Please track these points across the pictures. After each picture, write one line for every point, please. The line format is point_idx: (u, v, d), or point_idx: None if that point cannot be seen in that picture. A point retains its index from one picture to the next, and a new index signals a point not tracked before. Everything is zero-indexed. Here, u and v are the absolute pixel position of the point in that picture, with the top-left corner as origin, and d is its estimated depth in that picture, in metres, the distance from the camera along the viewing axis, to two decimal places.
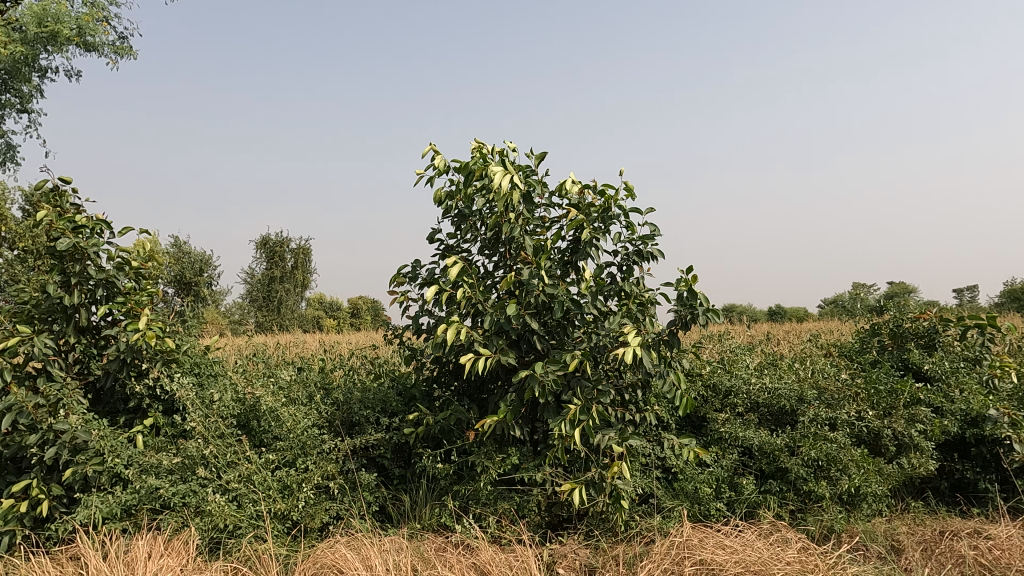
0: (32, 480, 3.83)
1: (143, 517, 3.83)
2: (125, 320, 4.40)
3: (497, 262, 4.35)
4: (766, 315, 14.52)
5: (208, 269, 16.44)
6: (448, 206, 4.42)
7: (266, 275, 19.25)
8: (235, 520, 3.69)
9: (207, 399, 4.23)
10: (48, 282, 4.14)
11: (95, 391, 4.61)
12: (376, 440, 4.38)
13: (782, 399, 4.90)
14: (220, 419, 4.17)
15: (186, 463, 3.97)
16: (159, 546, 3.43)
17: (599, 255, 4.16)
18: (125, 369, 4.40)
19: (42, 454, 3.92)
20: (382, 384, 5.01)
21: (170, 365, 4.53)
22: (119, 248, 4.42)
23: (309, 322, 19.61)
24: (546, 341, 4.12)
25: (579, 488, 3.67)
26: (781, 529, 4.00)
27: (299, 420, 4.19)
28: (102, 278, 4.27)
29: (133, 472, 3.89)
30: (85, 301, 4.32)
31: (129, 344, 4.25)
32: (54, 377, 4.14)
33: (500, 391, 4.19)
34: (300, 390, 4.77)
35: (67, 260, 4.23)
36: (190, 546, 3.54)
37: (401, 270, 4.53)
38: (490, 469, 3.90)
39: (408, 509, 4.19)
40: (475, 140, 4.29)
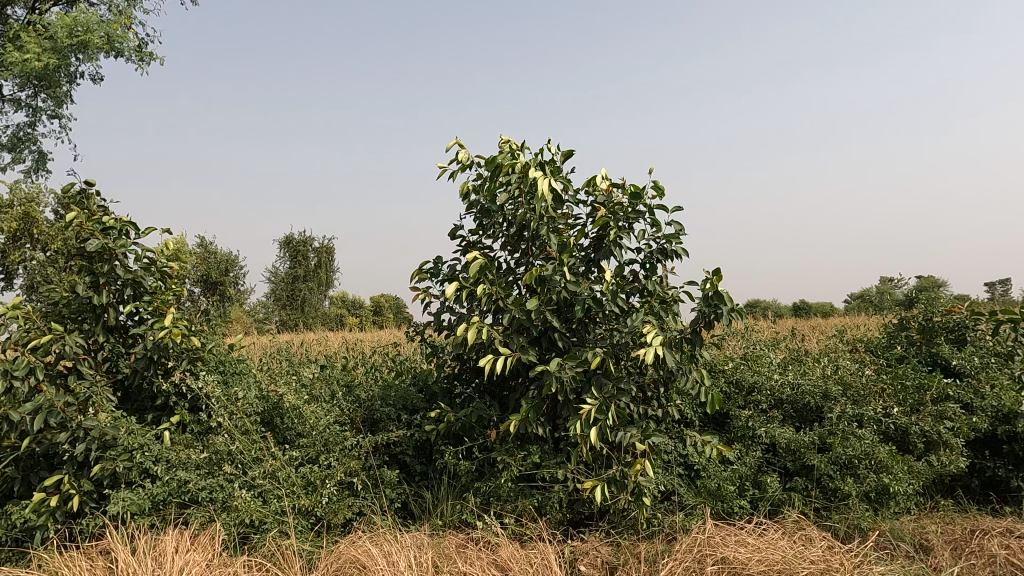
0: (64, 476, 3.92)
1: (171, 511, 3.90)
2: (152, 319, 4.50)
3: (519, 259, 4.35)
4: (790, 310, 14.35)
5: (234, 269, 16.67)
6: (473, 201, 4.42)
7: (290, 274, 19.48)
8: (261, 516, 3.74)
9: (232, 396, 4.29)
10: (78, 282, 4.23)
11: (124, 389, 4.70)
12: (398, 437, 4.41)
13: (806, 395, 4.84)
14: (245, 417, 4.23)
15: (213, 459, 4.03)
16: (186, 541, 3.49)
17: (623, 253, 4.14)
18: (152, 367, 4.49)
19: (72, 450, 4.00)
20: (403, 381, 5.05)
21: (196, 364, 4.61)
22: (146, 248, 4.50)
23: (333, 320, 19.82)
24: (567, 339, 4.12)
25: (601, 486, 3.65)
26: (806, 527, 3.94)
27: (322, 417, 4.23)
28: (130, 278, 4.35)
29: (161, 467, 3.96)
30: (113, 300, 4.41)
31: (156, 342, 4.33)
32: (84, 375, 4.23)
33: (521, 388, 4.19)
34: (323, 387, 4.81)
35: (96, 260, 4.31)
36: (216, 541, 3.60)
37: (423, 266, 4.55)
38: (511, 466, 3.90)
39: (430, 506, 4.20)
40: (502, 135, 4.28)
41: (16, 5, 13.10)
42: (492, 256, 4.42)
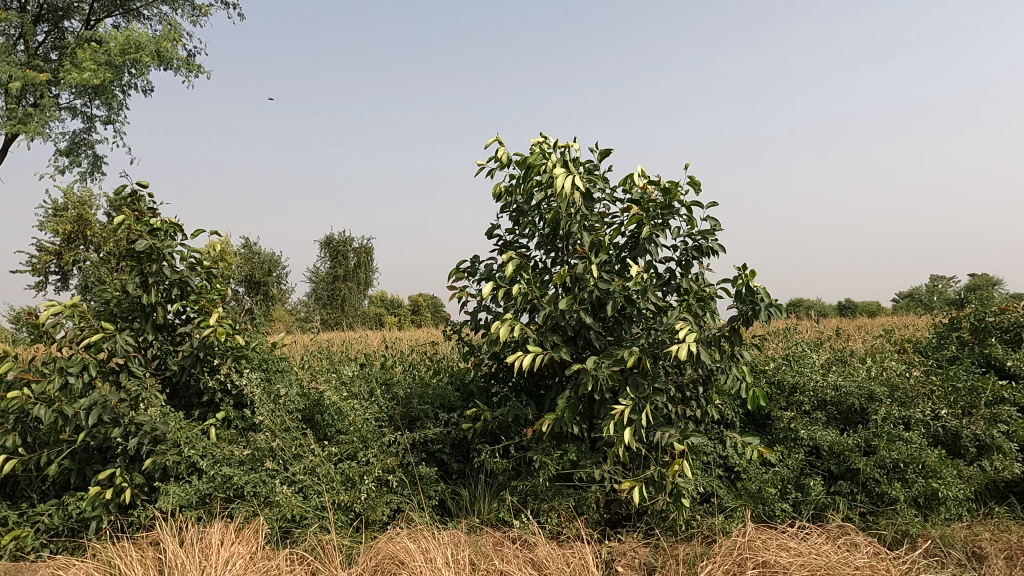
0: (116, 469, 4.07)
1: (217, 505, 4.01)
2: (198, 318, 4.64)
3: (554, 258, 4.34)
4: (834, 309, 13.99)
5: (276, 270, 17.05)
6: (507, 200, 4.44)
7: (330, 274, 19.84)
8: (302, 511, 3.82)
9: (274, 394, 4.39)
10: (128, 282, 4.39)
11: (172, 385, 4.85)
12: (434, 435, 4.45)
13: (851, 397, 4.72)
14: (286, 413, 4.32)
15: (256, 454, 4.13)
16: (230, 534, 3.58)
17: (658, 251, 4.09)
18: (198, 365, 4.63)
19: (124, 445, 4.16)
20: (441, 380, 5.09)
21: (240, 361, 4.73)
22: (192, 249, 4.65)
23: (372, 320, 20.10)
24: (603, 338, 4.09)
25: (638, 486, 3.62)
26: (851, 532, 3.83)
27: (360, 415, 4.30)
28: (177, 279, 4.51)
29: (207, 462, 4.08)
30: (161, 300, 4.55)
31: (202, 340, 4.47)
32: (135, 372, 4.38)
33: (557, 388, 4.18)
34: (362, 384, 4.89)
35: (145, 261, 4.47)
36: (259, 535, 3.68)
37: (459, 266, 4.58)
38: (547, 465, 3.90)
39: (467, 504, 4.22)
40: (536, 134, 4.29)
41: (72, 18, 13.62)
42: (526, 255, 4.43)
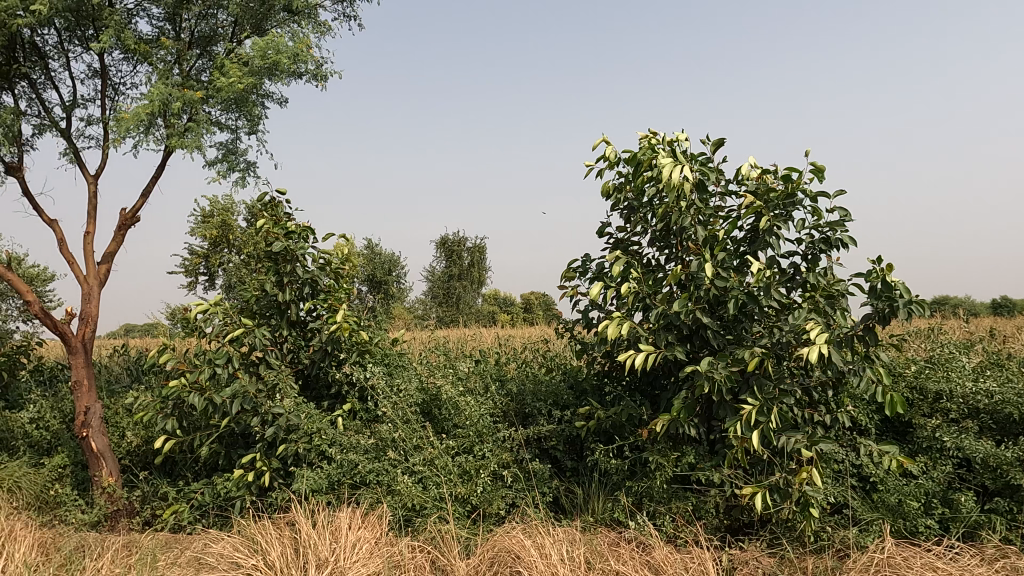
0: (256, 454, 4.43)
1: (344, 491, 4.25)
2: (327, 314, 4.94)
3: (668, 255, 4.23)
4: (987, 308, 12.65)
5: (396, 269, 17.83)
6: (618, 198, 4.38)
7: (446, 273, 20.49)
8: (422, 501, 3.98)
9: (395, 388, 4.59)
10: (267, 281, 4.77)
11: (304, 377, 5.19)
12: (548, 432, 4.47)
13: (1009, 405, 4.24)
14: (406, 406, 4.51)
15: (379, 444, 4.34)
16: (357, 518, 3.77)
17: (780, 244, 3.88)
18: (327, 359, 4.94)
19: (263, 432, 4.50)
20: (554, 377, 5.10)
21: (364, 356, 4.99)
22: (322, 251, 4.97)
23: (485, 318, 20.55)
24: (722, 337, 3.92)
25: (762, 493, 3.45)
26: (1011, 555, 3.44)
27: (476, 410, 4.41)
28: (308, 278, 4.83)
29: (335, 450, 4.34)
30: (294, 298, 4.89)
31: (331, 336, 4.76)
32: (272, 364, 4.74)
33: (673, 388, 4.07)
34: (478, 380, 5.00)
35: (281, 262, 4.83)
36: (383, 521, 3.85)
37: (571, 265, 4.58)
38: (664, 466, 3.80)
39: (581, 502, 4.20)
40: (644, 130, 4.23)
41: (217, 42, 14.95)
42: (639, 253, 4.35)
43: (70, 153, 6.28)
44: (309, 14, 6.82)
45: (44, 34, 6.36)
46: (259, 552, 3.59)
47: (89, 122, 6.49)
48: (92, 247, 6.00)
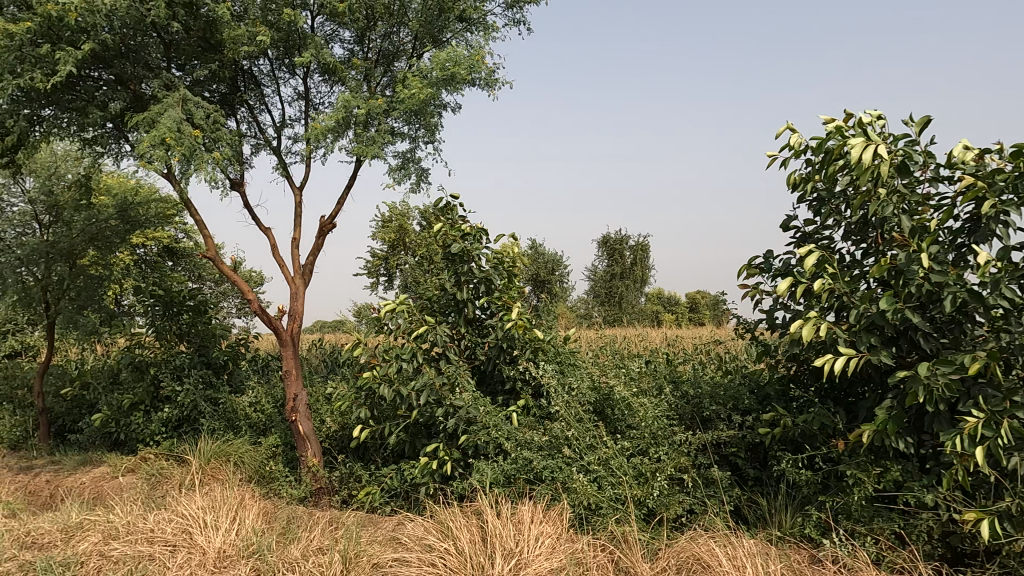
0: (439, 444, 4.70)
1: (520, 485, 4.34)
2: (500, 312, 5.12)
3: (866, 249, 3.84)
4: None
5: (558, 269, 18.07)
6: (805, 189, 4.06)
7: (608, 272, 20.39)
8: (597, 500, 3.95)
9: (568, 386, 4.62)
10: (446, 281, 5.05)
11: (480, 373, 5.41)
12: (728, 438, 4.26)
13: None
14: (579, 405, 4.52)
15: (553, 442, 4.39)
16: (539, 513, 3.82)
17: (1010, 233, 3.36)
18: (502, 355, 5.11)
19: (445, 424, 4.78)
20: (732, 379, 4.86)
21: (537, 353, 5.11)
22: (494, 250, 5.15)
23: (649, 317, 20.15)
24: (936, 340, 3.48)
25: (990, 520, 3.00)
26: None
27: (650, 411, 4.32)
28: (483, 278, 5.03)
29: (512, 445, 4.47)
30: (471, 297, 5.13)
31: (505, 333, 4.94)
32: (451, 360, 5.02)
33: (873, 396, 3.68)
34: (650, 381, 4.90)
35: (458, 262, 5.10)
36: (564, 518, 3.86)
37: (752, 262, 4.33)
38: (864, 482, 3.45)
39: (766, 514, 3.95)
40: (834, 113, 3.88)
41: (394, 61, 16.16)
42: (831, 248, 3.99)
43: (281, 167, 7.09)
44: (479, 19, 7.11)
45: (259, 64, 7.26)
46: (450, 537, 3.75)
47: (294, 140, 7.31)
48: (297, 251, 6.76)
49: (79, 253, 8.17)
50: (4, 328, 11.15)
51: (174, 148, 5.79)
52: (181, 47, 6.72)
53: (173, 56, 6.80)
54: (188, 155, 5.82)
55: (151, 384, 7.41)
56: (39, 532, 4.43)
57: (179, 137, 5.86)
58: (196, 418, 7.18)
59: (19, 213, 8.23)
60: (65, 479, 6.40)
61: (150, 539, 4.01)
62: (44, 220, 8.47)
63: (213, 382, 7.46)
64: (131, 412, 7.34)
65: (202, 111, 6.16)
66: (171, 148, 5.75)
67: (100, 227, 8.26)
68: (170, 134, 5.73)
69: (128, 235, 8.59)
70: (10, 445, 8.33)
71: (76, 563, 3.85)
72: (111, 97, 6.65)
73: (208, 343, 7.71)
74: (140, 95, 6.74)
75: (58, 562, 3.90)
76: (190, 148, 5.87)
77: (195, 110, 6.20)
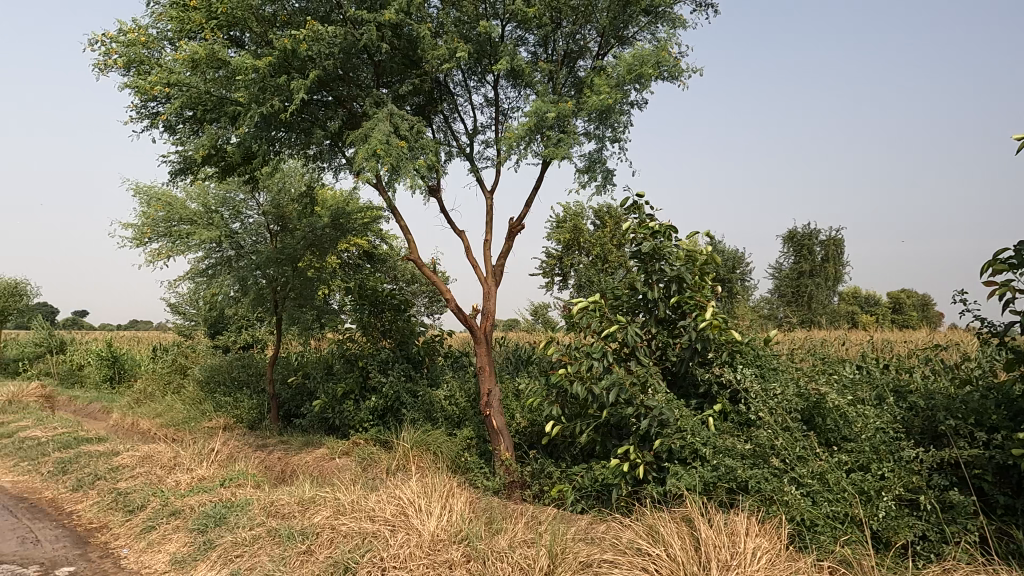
0: (632, 446, 4.69)
1: (721, 493, 4.15)
2: (694, 312, 4.97)
3: None
4: None
5: (739, 267, 17.17)
6: None
7: (795, 270, 19.00)
8: (813, 516, 3.64)
9: (771, 391, 4.36)
10: (637, 280, 5.06)
11: (672, 375, 5.28)
12: (968, 458, 3.75)
13: None
14: (786, 412, 4.24)
15: (757, 451, 4.16)
16: (755, 525, 3.56)
17: None
18: (695, 357, 4.96)
19: (638, 425, 4.75)
20: (969, 390, 4.28)
21: (735, 356, 4.90)
22: (686, 247, 5.06)
23: (843, 319, 18.45)
24: None
25: None
26: None
27: (869, 421, 3.96)
28: (674, 276, 4.95)
29: (710, 451, 4.31)
30: (662, 295, 5.06)
31: (700, 333, 4.79)
32: (642, 361, 4.98)
33: None
34: (867, 389, 4.48)
35: (648, 261, 5.11)
36: (783, 533, 3.56)
37: (999, 255, 3.77)
38: None
39: (1021, 549, 3.42)
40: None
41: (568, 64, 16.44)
42: None
43: (474, 172, 7.78)
44: (665, 12, 7.02)
45: (454, 76, 7.75)
46: (659, 543, 3.63)
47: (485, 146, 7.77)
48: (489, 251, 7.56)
49: (302, 258, 9.19)
50: (241, 324, 12.99)
51: (384, 159, 6.43)
52: (387, 67, 7.47)
53: (381, 75, 7.59)
54: (395, 164, 6.44)
55: (360, 375, 8.16)
56: (281, 502, 5.08)
57: (388, 148, 6.50)
58: (398, 408, 7.81)
59: (255, 224, 9.52)
60: (294, 457, 7.31)
61: (372, 516, 4.43)
62: (274, 228, 9.69)
63: (412, 375, 8.06)
64: (343, 400, 8.18)
65: (406, 124, 6.80)
66: (382, 158, 6.39)
67: (318, 234, 9.31)
68: (381, 146, 6.36)
69: (339, 241, 9.59)
70: (248, 425, 9.67)
71: (313, 534, 4.38)
72: (332, 117, 7.61)
73: (407, 339, 8.36)
74: (353, 112, 7.65)
75: (299, 531, 4.46)
76: (397, 158, 6.46)
77: (401, 123, 6.87)
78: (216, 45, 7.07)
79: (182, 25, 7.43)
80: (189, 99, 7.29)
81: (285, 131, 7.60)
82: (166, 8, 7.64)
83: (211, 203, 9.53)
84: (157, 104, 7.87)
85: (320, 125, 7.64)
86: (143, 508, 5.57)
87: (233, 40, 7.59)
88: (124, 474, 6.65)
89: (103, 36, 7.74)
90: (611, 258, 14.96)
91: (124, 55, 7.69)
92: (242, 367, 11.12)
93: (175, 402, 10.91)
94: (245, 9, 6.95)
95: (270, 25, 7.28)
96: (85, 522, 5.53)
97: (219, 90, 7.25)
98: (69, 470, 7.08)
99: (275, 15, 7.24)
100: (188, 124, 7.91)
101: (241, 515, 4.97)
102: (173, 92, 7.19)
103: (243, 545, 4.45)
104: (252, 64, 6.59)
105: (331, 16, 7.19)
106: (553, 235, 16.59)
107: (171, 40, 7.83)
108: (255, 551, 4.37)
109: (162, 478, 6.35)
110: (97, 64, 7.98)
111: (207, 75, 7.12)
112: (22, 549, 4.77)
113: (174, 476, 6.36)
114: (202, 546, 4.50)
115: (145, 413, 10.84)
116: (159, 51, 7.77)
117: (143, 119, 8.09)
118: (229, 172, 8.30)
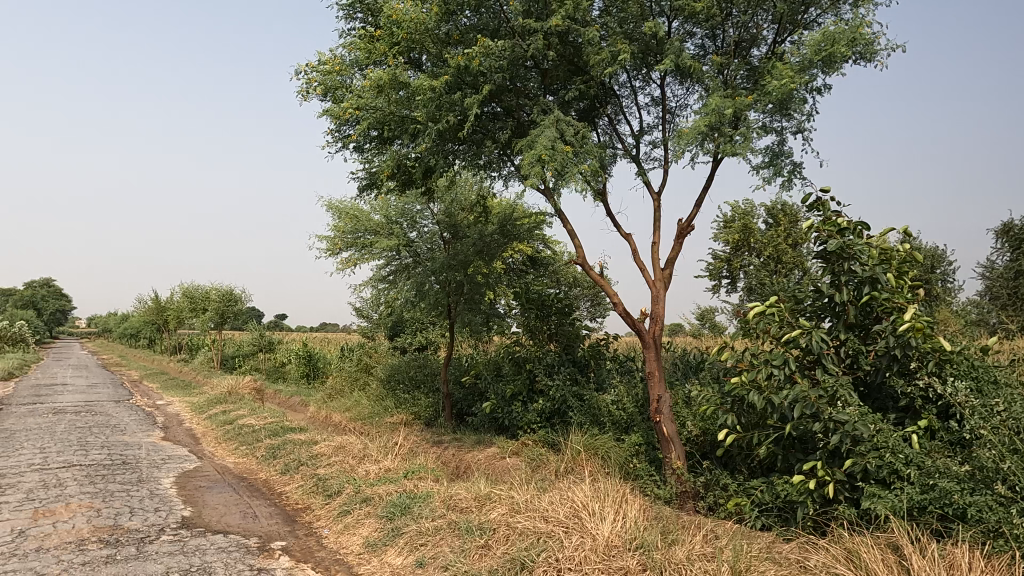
0: (819, 462, 4.36)
1: (934, 522, 3.76)
2: (892, 316, 4.48)
3: None
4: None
5: (941, 266, 15.26)
6: None
7: (1012, 268, 16.51)
8: None
9: (993, 409, 3.87)
10: (823, 281, 4.69)
11: (867, 386, 4.87)
12: None
13: None
14: (1012, 433, 3.73)
15: (977, 475, 3.70)
16: (979, 558, 3.15)
17: None
18: (894, 366, 4.49)
19: (827, 440, 4.43)
20: None
21: (945, 366, 4.38)
22: (882, 243, 4.59)
23: None
24: None
25: None
26: None
27: None
28: (867, 277, 4.51)
29: (916, 473, 3.91)
30: (853, 299, 4.65)
31: (899, 340, 4.32)
32: (829, 370, 4.59)
33: None
34: None
35: (837, 260, 4.73)
36: (1014, 568, 3.14)
37: None
38: None
39: None
40: None
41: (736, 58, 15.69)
42: None
43: (642, 173, 7.82)
44: None
45: (620, 78, 7.77)
46: (861, 571, 3.34)
47: (653, 145, 7.75)
48: (657, 253, 7.45)
49: (473, 264, 9.54)
50: (416, 327, 13.90)
51: (549, 164, 6.59)
52: (553, 74, 7.65)
53: (547, 83, 7.79)
54: (561, 168, 6.57)
55: (528, 378, 8.36)
56: (459, 497, 5.35)
57: (553, 153, 6.66)
58: (565, 411, 7.91)
59: (430, 232, 10.14)
60: (467, 455, 7.68)
61: (546, 517, 4.52)
62: (446, 236, 10.22)
63: (579, 379, 8.10)
64: (512, 401, 8.45)
65: (572, 129, 6.91)
66: (547, 163, 6.56)
67: (486, 240, 9.72)
68: (546, 152, 6.54)
69: (506, 247, 9.90)
70: (425, 422, 10.32)
71: (490, 529, 4.56)
72: (501, 128, 7.93)
73: (573, 343, 8.43)
74: (522, 121, 7.90)
75: (477, 525, 4.67)
76: (563, 164, 6.59)
77: (567, 128, 7.01)
78: (397, 69, 7.66)
79: (370, 52, 8.16)
80: (375, 119, 7.96)
81: (459, 143, 8.13)
82: (356, 38, 8.43)
83: (392, 214, 10.32)
84: (349, 126, 8.69)
85: (491, 136, 7.97)
86: (339, 493, 6.15)
87: (413, 62, 8.17)
88: (322, 461, 7.39)
89: (306, 69, 8.73)
90: (786, 259, 13.99)
91: (322, 84, 8.61)
92: (419, 367, 11.82)
93: (362, 398, 11.93)
94: (423, 32, 7.46)
95: (445, 44, 7.75)
96: (293, 502, 6.23)
97: (401, 109, 7.78)
98: (278, 455, 8.01)
99: (449, 34, 7.69)
100: (374, 142, 8.63)
101: (424, 506, 5.30)
102: (361, 113, 7.88)
103: (427, 535, 4.74)
104: (430, 83, 7.05)
105: (501, 30, 7.50)
106: (721, 235, 15.86)
107: (360, 67, 8.62)
108: (438, 541, 4.64)
109: (355, 467, 6.97)
110: (301, 93, 9.01)
111: (390, 96, 7.72)
112: (245, 522, 5.47)
113: (364, 465, 6.96)
114: (390, 533, 4.87)
115: (337, 408, 11.97)
116: (350, 78, 8.58)
117: (336, 140, 8.97)
118: (408, 185, 8.90)
